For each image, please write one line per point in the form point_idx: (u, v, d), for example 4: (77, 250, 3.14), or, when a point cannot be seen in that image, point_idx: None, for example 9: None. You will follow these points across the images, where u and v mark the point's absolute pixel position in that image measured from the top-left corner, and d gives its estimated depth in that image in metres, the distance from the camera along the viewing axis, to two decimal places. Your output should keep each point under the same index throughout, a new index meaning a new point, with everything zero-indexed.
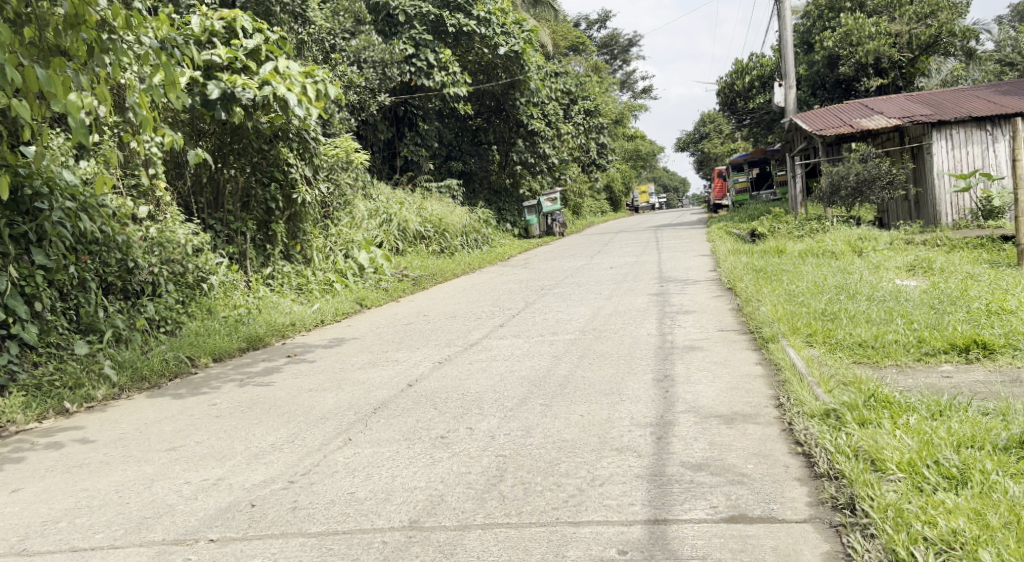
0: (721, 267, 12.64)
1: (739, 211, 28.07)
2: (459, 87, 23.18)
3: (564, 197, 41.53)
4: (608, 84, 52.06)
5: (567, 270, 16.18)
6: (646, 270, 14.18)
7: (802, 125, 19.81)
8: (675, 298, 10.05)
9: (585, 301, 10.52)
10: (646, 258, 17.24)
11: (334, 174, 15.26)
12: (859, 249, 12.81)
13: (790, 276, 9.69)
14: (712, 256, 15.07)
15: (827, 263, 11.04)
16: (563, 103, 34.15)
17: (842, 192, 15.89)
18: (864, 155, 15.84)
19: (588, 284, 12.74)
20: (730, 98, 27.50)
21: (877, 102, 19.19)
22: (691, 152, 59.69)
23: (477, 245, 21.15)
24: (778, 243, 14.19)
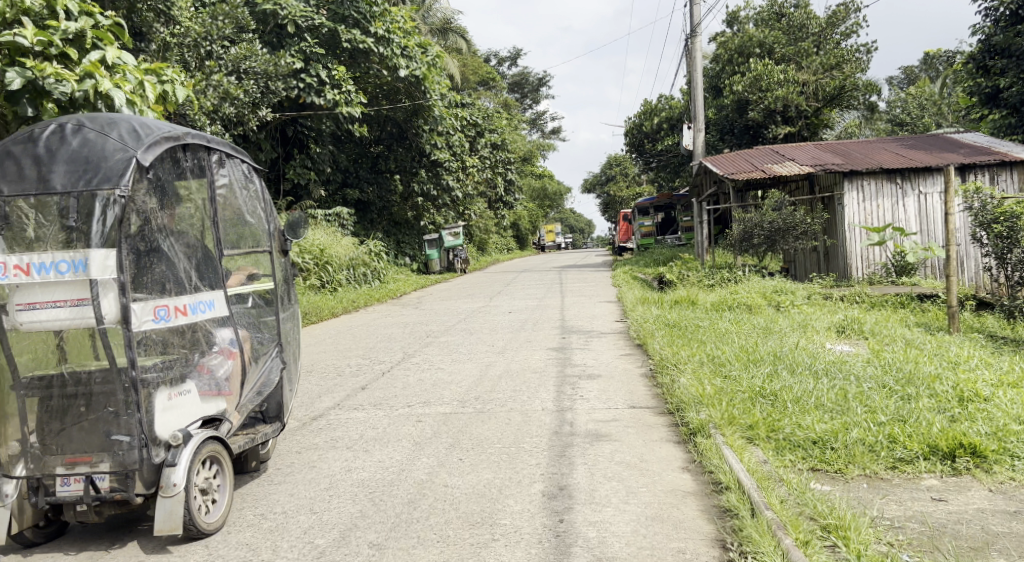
0: (628, 319, 11.23)
1: (645, 255, 27.12)
2: (352, 108, 21.36)
3: (468, 232, 40.09)
4: (517, 121, 51.24)
5: (459, 314, 14.47)
6: (546, 317, 12.70)
7: (712, 169, 18.90)
8: (576, 356, 8.50)
9: (469, 356, 8.88)
10: (547, 302, 15.78)
11: None
12: (777, 303, 11.63)
13: (709, 335, 8.24)
14: (615, 306, 13.84)
15: (746, 319, 9.70)
16: (469, 134, 32.83)
17: (754, 240, 14.84)
18: (778, 202, 14.79)
19: (478, 333, 11.08)
20: (638, 139, 26.65)
21: (787, 149, 18.46)
22: (598, 192, 59.33)
23: (365, 281, 19.26)
24: (690, 293, 12.98)
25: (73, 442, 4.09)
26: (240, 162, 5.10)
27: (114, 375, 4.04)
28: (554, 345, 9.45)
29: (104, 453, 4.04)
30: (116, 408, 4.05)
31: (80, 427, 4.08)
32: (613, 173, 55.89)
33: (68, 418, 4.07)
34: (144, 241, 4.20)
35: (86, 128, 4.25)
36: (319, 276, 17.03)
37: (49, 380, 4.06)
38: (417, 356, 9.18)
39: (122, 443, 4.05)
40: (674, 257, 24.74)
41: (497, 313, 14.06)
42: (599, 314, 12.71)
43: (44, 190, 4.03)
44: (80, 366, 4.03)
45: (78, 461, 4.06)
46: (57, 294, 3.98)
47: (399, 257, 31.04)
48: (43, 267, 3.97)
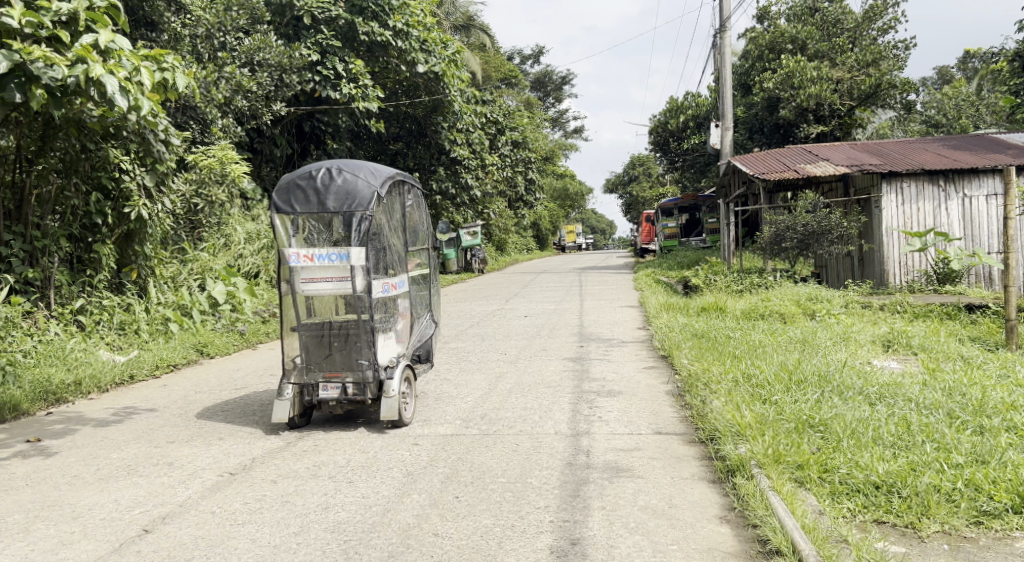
0: (652, 327, 10.52)
1: (668, 257, 26.34)
2: (370, 102, 20.75)
3: (488, 231, 39.44)
4: (539, 120, 50.51)
5: (473, 317, 13.82)
6: (564, 323, 12.02)
7: (741, 169, 18.14)
8: (595, 368, 7.84)
9: (478, 365, 8.23)
10: (566, 306, 15.09)
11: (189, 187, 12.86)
12: (811, 312, 10.85)
13: (740, 348, 7.50)
14: (638, 312, 13.14)
15: (781, 330, 8.94)
16: (490, 132, 32.19)
17: (786, 244, 14.06)
18: (812, 204, 14.02)
19: (491, 339, 10.43)
20: (663, 138, 25.88)
21: (821, 148, 17.63)
22: (620, 193, 58.45)
23: None
24: (717, 299, 12.23)
25: (334, 365, 6.11)
26: (416, 190, 7.08)
27: (359, 320, 6.01)
28: (572, 354, 8.78)
29: (352, 371, 6.06)
30: (361, 343, 6.04)
31: (337, 356, 6.09)
32: (636, 174, 55.00)
33: (328, 350, 6.07)
34: (378, 241, 6.17)
35: (343, 170, 6.19)
36: None
37: (316, 325, 6.06)
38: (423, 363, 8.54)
39: (365, 368, 6.06)
40: (698, 260, 23.94)
41: (513, 317, 13.40)
42: (621, 321, 12.01)
43: (321, 212, 6.01)
44: (339, 316, 6.04)
45: (335, 376, 6.08)
46: (326, 274, 5.95)
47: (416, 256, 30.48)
48: (317, 256, 5.95)
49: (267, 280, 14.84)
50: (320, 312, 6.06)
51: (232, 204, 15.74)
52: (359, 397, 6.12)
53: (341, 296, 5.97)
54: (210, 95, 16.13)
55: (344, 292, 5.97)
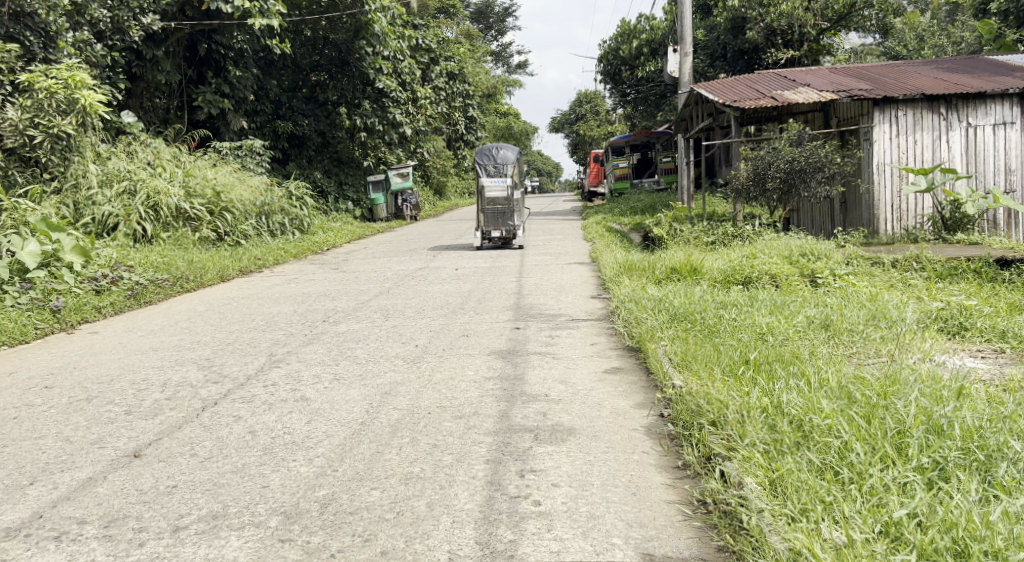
0: (611, 296, 8.04)
1: (620, 201, 23.83)
2: (270, 18, 17.45)
3: (424, 174, 36.39)
4: (479, 54, 47.18)
5: (387, 277, 11.10)
6: (498, 289, 9.43)
7: (704, 98, 15.62)
8: (533, 370, 5.33)
9: (365, 368, 5.59)
10: (504, 262, 12.54)
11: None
12: (808, 269, 8.54)
13: (749, 341, 5.07)
14: (590, 273, 10.59)
15: (790, 303, 6.53)
16: (422, 62, 29.02)
17: (767, 186, 11.64)
18: (798, 135, 11.60)
19: (396, 315, 7.77)
20: (614, 66, 23.21)
21: (797, 73, 15.21)
22: (566, 132, 55.61)
23: (281, 232, 15.75)
24: (685, 256, 9.84)
25: (495, 222, 14.69)
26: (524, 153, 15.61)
27: (508, 207, 14.63)
28: (503, 346, 6.19)
29: (504, 225, 14.66)
30: (509, 215, 14.71)
31: (498, 220, 14.70)
32: (582, 112, 52.20)
33: (497, 217, 14.70)
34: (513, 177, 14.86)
35: None
36: (216, 226, 13.41)
37: (490, 207, 14.64)
38: (285, 362, 5.86)
39: (511, 224, 14.72)
40: (654, 205, 21.43)
41: (432, 279, 10.69)
42: (570, 285, 9.44)
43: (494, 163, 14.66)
44: (501, 203, 14.69)
45: (498, 227, 14.71)
46: (495, 187, 14.61)
47: (341, 202, 27.37)
48: (492, 182, 14.52)
49: (127, 234, 11.88)
50: (488, 201, 14.63)
51: (87, 136, 12.65)
52: (507, 237, 14.77)
53: (501, 197, 14.55)
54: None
55: (502, 196, 14.57)
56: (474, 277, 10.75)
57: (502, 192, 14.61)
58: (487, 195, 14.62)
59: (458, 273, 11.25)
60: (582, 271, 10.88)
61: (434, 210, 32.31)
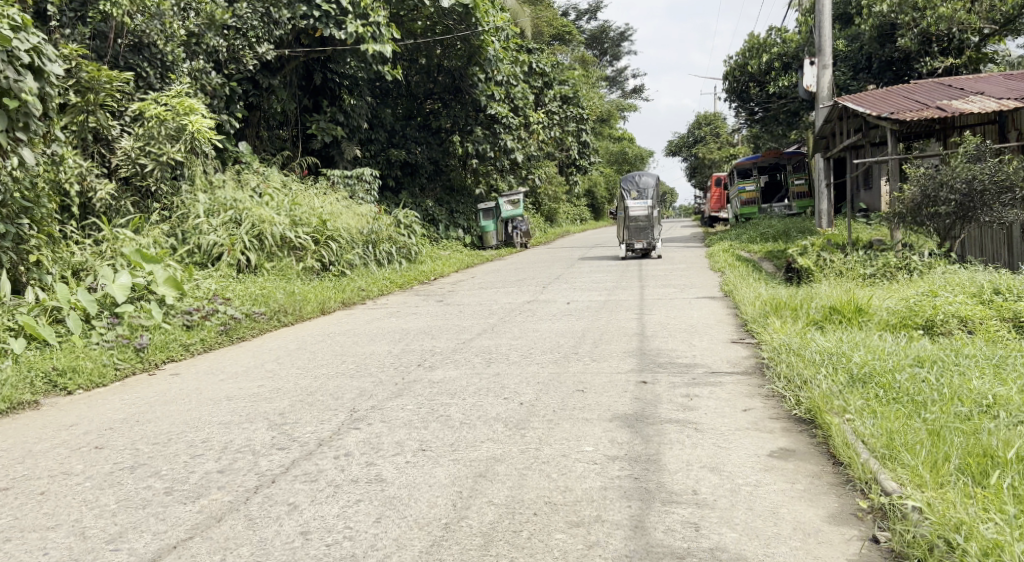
0: (759, 342, 6.76)
1: (747, 227, 22.23)
2: (383, 43, 16.80)
3: (536, 200, 35.64)
4: (592, 78, 46.25)
5: (495, 311, 10.15)
6: (618, 328, 8.29)
7: (850, 111, 14.01)
8: (668, 448, 4.14)
9: (458, 435, 4.55)
10: (623, 295, 11.37)
11: (88, 105, 10.43)
12: (1005, 310, 7.17)
13: (977, 423, 3.94)
14: (724, 310, 9.26)
15: (1006, 361, 5.24)
16: (535, 85, 28.33)
17: (938, 210, 10.02)
18: (975, 149, 9.90)
19: (501, 360, 6.73)
20: (741, 83, 21.72)
21: (960, 81, 13.44)
22: (683, 156, 53.76)
23: (388, 261, 15.15)
24: (841, 292, 8.51)
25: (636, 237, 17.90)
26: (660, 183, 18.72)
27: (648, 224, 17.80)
28: (628, 408, 5.04)
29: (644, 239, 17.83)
30: (649, 231, 17.84)
31: (640, 234, 17.87)
32: (700, 135, 50.35)
33: (639, 232, 17.88)
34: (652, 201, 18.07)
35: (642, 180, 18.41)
36: (321, 256, 12.83)
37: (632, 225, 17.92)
38: (366, 422, 4.90)
39: (651, 237, 17.83)
40: (788, 231, 19.82)
41: (543, 314, 9.65)
42: (702, 325, 8.18)
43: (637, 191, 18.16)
44: (641, 221, 17.90)
45: (639, 240, 17.84)
46: (638, 208, 17.89)
47: (452, 229, 26.88)
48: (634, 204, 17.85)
49: (231, 265, 11.36)
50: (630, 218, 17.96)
51: (196, 164, 12.36)
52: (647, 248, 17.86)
53: (642, 215, 17.84)
54: (168, 29, 12.99)
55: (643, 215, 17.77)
56: (590, 313, 9.64)
57: (643, 213, 17.82)
58: (631, 215, 17.88)
59: (573, 308, 10.17)
60: (714, 307, 9.58)
61: (546, 237, 31.45)
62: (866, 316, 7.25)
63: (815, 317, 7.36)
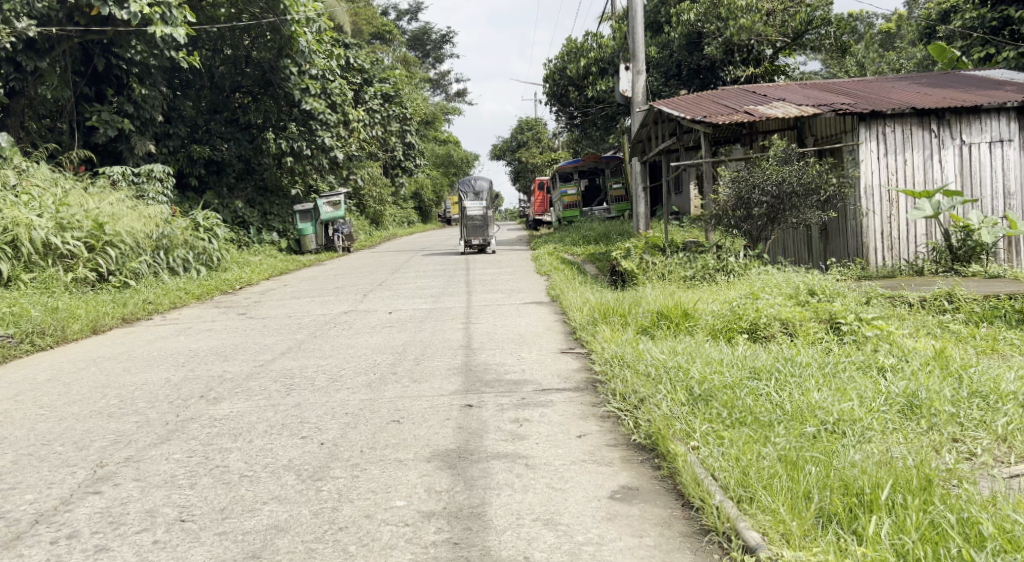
0: (590, 354, 6.21)
1: (570, 230, 22.27)
2: (175, 26, 15.13)
3: (359, 202, 34.32)
4: (415, 79, 45.42)
5: (305, 325, 9.10)
6: (440, 341, 7.52)
7: (665, 115, 14.11)
8: (493, 497, 3.42)
9: (231, 496, 3.58)
10: (446, 303, 10.66)
11: None
12: (824, 308, 6.97)
13: (831, 445, 3.43)
14: (550, 317, 8.75)
15: (840, 367, 4.90)
16: (354, 82, 27.06)
17: (752, 212, 10.05)
18: (785, 152, 10.02)
19: (302, 387, 5.76)
20: (560, 87, 21.73)
21: (766, 87, 13.84)
22: (508, 159, 54.09)
23: (184, 269, 13.57)
24: (665, 298, 8.18)
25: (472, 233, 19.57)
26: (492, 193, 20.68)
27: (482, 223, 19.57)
28: (448, 442, 4.26)
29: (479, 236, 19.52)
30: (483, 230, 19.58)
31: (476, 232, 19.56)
32: (524, 138, 50.80)
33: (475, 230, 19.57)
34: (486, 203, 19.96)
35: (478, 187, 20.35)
36: (97, 265, 11.17)
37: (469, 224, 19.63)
38: (111, 482, 3.81)
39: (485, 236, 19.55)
40: (608, 234, 20.00)
41: (357, 327, 8.72)
42: (530, 335, 7.58)
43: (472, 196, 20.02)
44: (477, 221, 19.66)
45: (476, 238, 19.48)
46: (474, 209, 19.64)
47: (265, 232, 25.11)
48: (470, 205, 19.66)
49: None
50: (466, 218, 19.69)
51: None
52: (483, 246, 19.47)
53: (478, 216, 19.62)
54: None
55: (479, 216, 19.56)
56: (410, 324, 8.83)
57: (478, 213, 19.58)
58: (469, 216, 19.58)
59: (391, 319, 9.30)
60: (541, 314, 9.06)
61: (369, 240, 30.27)
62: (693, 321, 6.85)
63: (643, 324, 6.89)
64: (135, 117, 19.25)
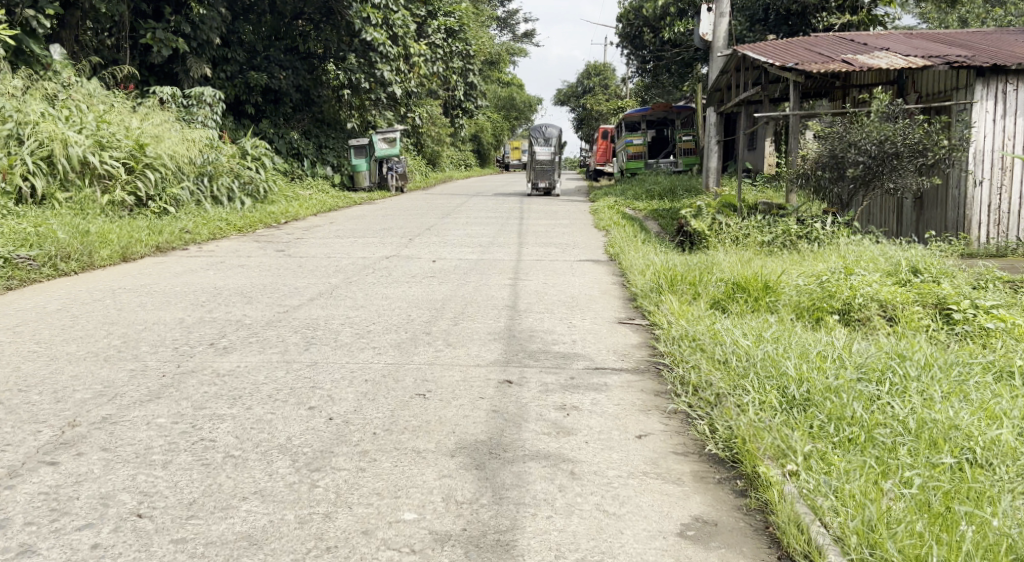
0: (656, 328, 5.38)
1: (633, 182, 21.23)
2: None
3: (418, 141, 33.56)
4: (483, 17, 44.06)
5: (343, 268, 8.44)
6: (485, 298, 6.78)
7: (749, 62, 12.93)
8: (528, 519, 2.65)
9: (206, 484, 2.87)
10: (497, 253, 9.90)
11: None
12: (930, 291, 6.01)
13: (978, 485, 2.61)
14: (608, 278, 7.91)
15: (964, 367, 3.99)
16: (418, 15, 26.09)
17: (843, 174, 8.99)
18: (890, 109, 8.89)
19: (323, 343, 5.07)
20: (635, 27, 20.53)
21: (863, 36, 12.59)
22: (573, 106, 52.57)
23: (229, 199, 13.05)
24: (739, 266, 7.28)
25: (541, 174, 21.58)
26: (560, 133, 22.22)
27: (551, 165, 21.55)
28: (479, 432, 3.50)
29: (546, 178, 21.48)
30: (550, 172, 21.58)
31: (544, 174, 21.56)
32: (591, 85, 49.21)
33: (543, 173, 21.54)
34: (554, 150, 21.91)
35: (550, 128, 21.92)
36: (135, 188, 10.66)
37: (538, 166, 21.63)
38: (73, 451, 3.16)
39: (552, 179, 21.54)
40: (674, 189, 18.94)
41: (397, 275, 8.02)
42: (586, 298, 6.77)
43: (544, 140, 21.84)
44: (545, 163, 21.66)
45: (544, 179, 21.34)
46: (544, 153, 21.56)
47: (318, 166, 24.59)
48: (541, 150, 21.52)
49: (7, 193, 9.11)
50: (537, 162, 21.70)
51: None
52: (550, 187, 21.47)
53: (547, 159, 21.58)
54: None
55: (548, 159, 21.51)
56: (455, 275, 8.10)
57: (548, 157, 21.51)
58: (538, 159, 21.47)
59: (434, 267, 8.58)
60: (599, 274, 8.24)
61: (425, 180, 29.60)
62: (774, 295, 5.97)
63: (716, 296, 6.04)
64: (191, 37, 18.76)
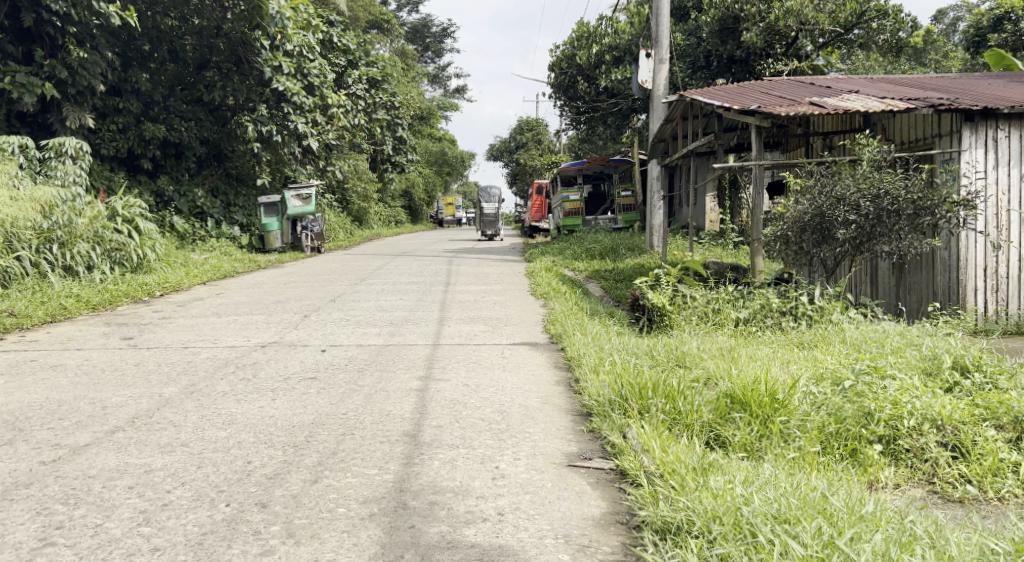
0: (633, 488, 3.50)
1: (571, 240, 19.59)
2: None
3: (342, 198, 31.53)
4: (410, 72, 42.68)
5: (195, 366, 6.36)
6: (375, 418, 4.77)
7: (698, 107, 11.37)
8: None
9: None
10: (408, 336, 7.91)
11: None
12: (1005, 408, 4.34)
13: None
14: (549, 374, 6.00)
15: None
16: (336, 63, 24.22)
17: (830, 235, 7.34)
18: (883, 157, 7.32)
19: (67, 542, 3.01)
20: (569, 76, 19.06)
21: (824, 78, 11.19)
22: (506, 161, 51.40)
23: (86, 270, 10.86)
24: (724, 362, 5.53)
25: None
26: None
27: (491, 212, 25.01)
28: None
29: None
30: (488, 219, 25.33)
31: None
32: (523, 139, 48.27)
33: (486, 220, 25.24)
34: None
35: None
36: None
37: None
38: None
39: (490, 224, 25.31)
40: (616, 248, 17.34)
41: (264, 376, 5.98)
42: (518, 415, 4.81)
43: None
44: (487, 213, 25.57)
45: None
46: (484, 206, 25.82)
47: (224, 225, 22.21)
48: None
49: None
50: None
51: None
52: None
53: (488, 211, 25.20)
54: None
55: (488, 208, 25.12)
56: (344, 374, 6.10)
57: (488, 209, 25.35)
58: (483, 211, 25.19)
59: (320, 361, 6.55)
60: (537, 367, 6.32)
61: (349, 239, 27.39)
62: (789, 411, 4.22)
63: (706, 414, 4.25)
64: (68, 83, 16.78)
